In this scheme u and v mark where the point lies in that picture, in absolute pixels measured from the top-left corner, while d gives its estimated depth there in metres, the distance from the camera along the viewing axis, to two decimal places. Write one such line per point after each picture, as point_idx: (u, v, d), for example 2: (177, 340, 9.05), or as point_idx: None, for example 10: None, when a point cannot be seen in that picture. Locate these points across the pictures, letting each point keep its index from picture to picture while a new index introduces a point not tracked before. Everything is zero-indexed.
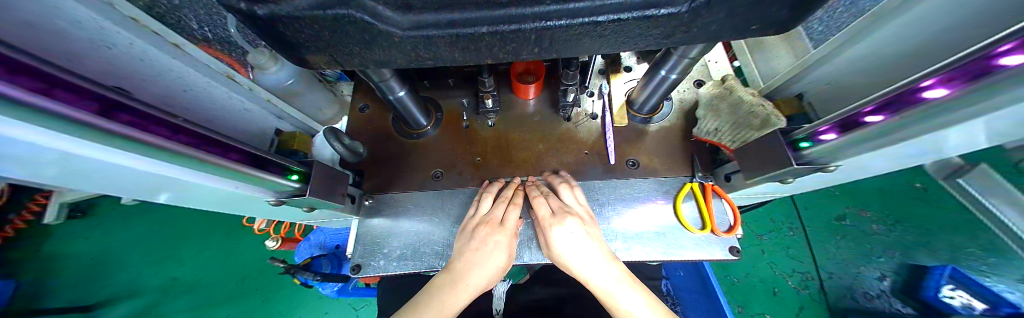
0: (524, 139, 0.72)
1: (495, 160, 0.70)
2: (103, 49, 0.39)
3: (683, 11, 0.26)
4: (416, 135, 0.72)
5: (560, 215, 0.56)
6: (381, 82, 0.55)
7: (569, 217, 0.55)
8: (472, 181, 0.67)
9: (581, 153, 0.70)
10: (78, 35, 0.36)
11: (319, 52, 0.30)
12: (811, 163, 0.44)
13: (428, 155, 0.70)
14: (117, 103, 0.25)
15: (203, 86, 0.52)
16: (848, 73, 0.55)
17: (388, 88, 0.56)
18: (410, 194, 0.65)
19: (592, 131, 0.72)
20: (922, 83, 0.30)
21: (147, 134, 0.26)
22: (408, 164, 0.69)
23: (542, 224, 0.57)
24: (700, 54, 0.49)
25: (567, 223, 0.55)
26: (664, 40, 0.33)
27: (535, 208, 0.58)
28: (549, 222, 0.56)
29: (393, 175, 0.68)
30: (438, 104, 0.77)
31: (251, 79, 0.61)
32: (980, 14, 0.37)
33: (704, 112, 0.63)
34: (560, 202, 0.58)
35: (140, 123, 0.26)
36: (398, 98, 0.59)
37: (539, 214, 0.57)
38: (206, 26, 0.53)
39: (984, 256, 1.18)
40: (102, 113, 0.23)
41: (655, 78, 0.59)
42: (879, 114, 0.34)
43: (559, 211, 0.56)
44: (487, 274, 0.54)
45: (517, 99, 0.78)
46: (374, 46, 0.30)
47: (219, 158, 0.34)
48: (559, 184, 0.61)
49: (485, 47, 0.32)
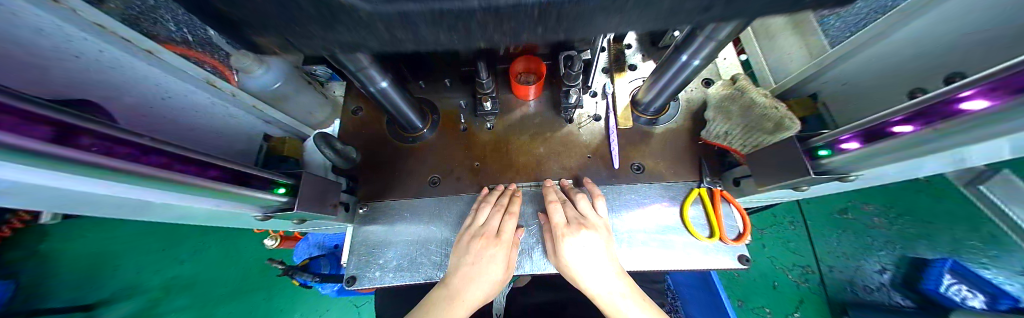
0: (524, 142, 0.70)
1: (495, 165, 0.67)
2: (70, 59, 0.36)
3: None
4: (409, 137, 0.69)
5: (575, 226, 0.54)
6: (358, 73, 0.49)
7: (584, 229, 0.53)
8: (471, 188, 0.65)
9: (583, 157, 0.67)
10: (41, 44, 0.33)
11: (270, 33, 0.20)
12: (829, 172, 0.42)
13: (424, 159, 0.68)
14: (77, 127, 0.22)
15: (181, 90, 0.49)
16: (864, 75, 0.52)
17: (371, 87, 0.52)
18: (407, 202, 0.62)
19: (596, 134, 0.69)
20: (961, 92, 0.27)
21: (112, 159, 0.24)
22: (404, 169, 0.67)
23: (556, 232, 0.54)
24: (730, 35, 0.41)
25: (582, 235, 0.52)
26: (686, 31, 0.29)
27: (551, 214, 0.56)
28: (562, 232, 0.53)
29: (388, 181, 0.66)
30: (434, 105, 0.74)
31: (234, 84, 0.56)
32: None
33: (714, 114, 0.61)
34: (577, 212, 0.56)
35: (106, 146, 0.24)
36: (380, 89, 0.54)
37: (555, 221, 0.54)
38: (185, 27, 0.49)
39: (985, 249, 1.18)
40: (59, 139, 0.20)
41: (673, 64, 0.52)
42: (910, 124, 0.32)
43: (574, 222, 0.54)
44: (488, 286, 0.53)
45: (516, 100, 0.75)
46: (335, 27, 0.19)
47: (195, 177, 0.31)
48: (574, 194, 0.59)
49: (505, 23, 0.20)
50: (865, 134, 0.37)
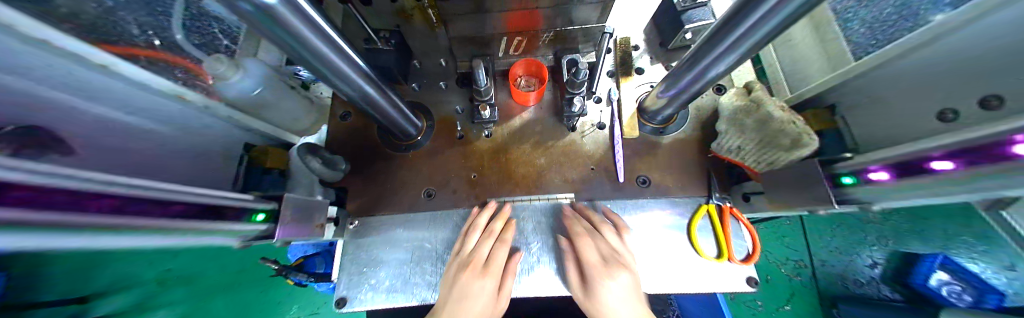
0: (524, 151, 0.66)
1: (493, 177, 0.64)
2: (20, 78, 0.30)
3: None
4: (403, 146, 0.65)
5: (612, 265, 0.50)
6: None
7: (624, 269, 0.49)
8: (468, 202, 0.61)
9: (587, 168, 0.64)
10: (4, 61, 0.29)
11: None
12: (851, 202, 0.40)
13: (419, 171, 0.64)
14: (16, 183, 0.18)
15: (146, 104, 0.44)
16: (883, 89, 0.49)
17: (306, 50, 0.33)
18: (402, 217, 0.59)
19: (599, 143, 0.66)
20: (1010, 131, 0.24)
21: (66, 213, 0.20)
22: (397, 182, 0.63)
23: (590, 272, 0.50)
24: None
25: (621, 276, 0.49)
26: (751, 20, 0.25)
27: (582, 252, 0.52)
28: (598, 273, 0.49)
29: (381, 194, 0.62)
30: (429, 111, 0.70)
31: (204, 95, 0.52)
32: None
33: (727, 127, 0.57)
34: (610, 248, 0.53)
35: (64, 198, 0.20)
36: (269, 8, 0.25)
37: (588, 259, 0.51)
38: (150, 30, 0.46)
39: (973, 244, 1.10)
40: (38, 201, 0.18)
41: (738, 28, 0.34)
42: (949, 161, 0.29)
43: (611, 260, 0.51)
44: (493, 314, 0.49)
45: (515, 106, 0.71)
46: None
47: (159, 217, 0.28)
48: (603, 224, 0.55)
49: None
50: (901, 167, 0.34)
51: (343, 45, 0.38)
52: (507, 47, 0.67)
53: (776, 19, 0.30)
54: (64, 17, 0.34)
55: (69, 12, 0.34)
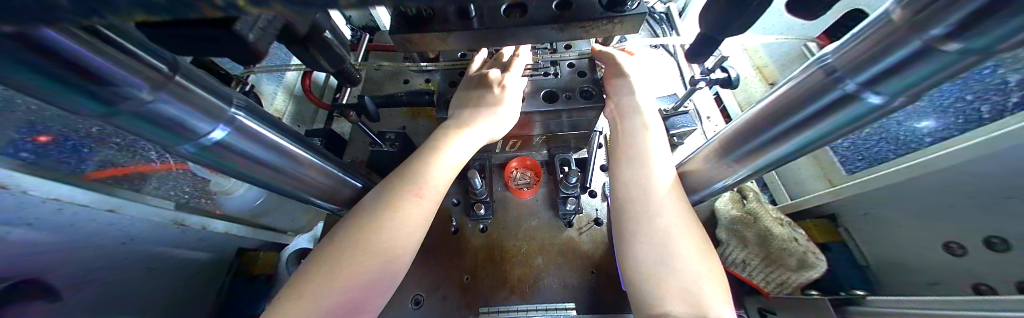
0: (521, 249, 0.64)
1: (486, 278, 0.60)
2: None
3: (947, 46, 0.16)
4: (406, 176, 0.45)
5: None
6: (203, 94, 0.25)
7: None
8: (458, 311, 0.57)
9: (588, 271, 0.61)
10: None
11: (173, 48, 0.18)
12: None
13: (415, 235, 0.42)
14: None
15: (143, 231, 0.45)
16: (887, 209, 0.49)
17: (289, 181, 0.40)
18: (386, 269, 0.39)
19: (597, 241, 0.64)
20: None
21: None
22: (355, 264, 0.37)
23: None
24: (802, 121, 0.30)
25: None
26: (786, 122, 0.31)
27: None
28: None
29: (334, 263, 0.37)
30: (513, 110, 0.55)
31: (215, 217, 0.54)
32: (1003, 171, 0.35)
33: (727, 237, 0.58)
34: None
35: None
36: (235, 119, 0.29)
37: None
38: None
39: None
40: None
41: (733, 150, 0.40)
42: None
43: None
44: (661, 241, 0.41)
45: (512, 197, 0.72)
46: (192, 47, 0.18)
47: None
48: None
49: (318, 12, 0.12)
50: None
51: (342, 175, 0.48)
52: (504, 145, 0.71)
53: (766, 159, 0.38)
54: (91, 141, 0.40)
55: (91, 160, 0.40)
